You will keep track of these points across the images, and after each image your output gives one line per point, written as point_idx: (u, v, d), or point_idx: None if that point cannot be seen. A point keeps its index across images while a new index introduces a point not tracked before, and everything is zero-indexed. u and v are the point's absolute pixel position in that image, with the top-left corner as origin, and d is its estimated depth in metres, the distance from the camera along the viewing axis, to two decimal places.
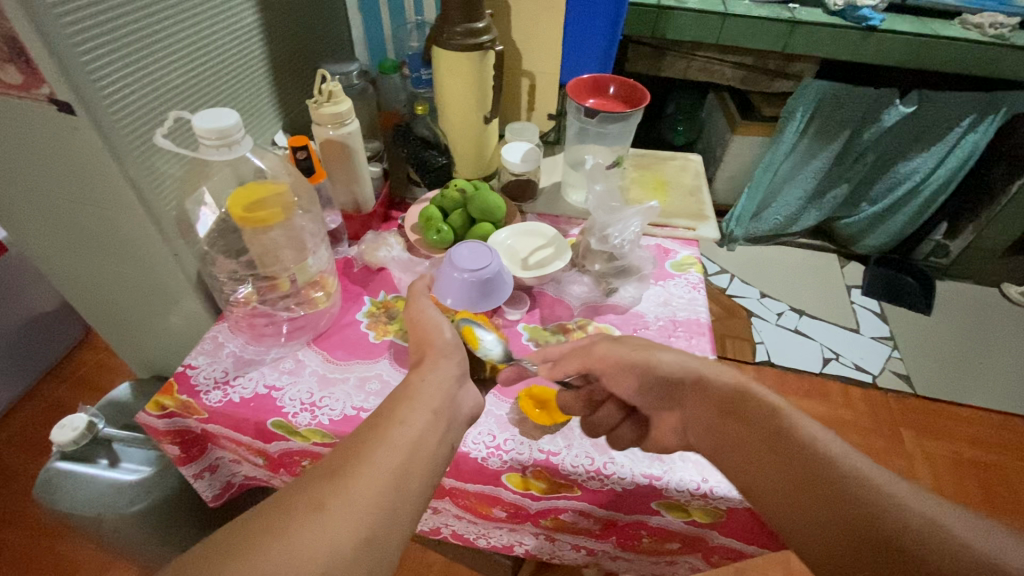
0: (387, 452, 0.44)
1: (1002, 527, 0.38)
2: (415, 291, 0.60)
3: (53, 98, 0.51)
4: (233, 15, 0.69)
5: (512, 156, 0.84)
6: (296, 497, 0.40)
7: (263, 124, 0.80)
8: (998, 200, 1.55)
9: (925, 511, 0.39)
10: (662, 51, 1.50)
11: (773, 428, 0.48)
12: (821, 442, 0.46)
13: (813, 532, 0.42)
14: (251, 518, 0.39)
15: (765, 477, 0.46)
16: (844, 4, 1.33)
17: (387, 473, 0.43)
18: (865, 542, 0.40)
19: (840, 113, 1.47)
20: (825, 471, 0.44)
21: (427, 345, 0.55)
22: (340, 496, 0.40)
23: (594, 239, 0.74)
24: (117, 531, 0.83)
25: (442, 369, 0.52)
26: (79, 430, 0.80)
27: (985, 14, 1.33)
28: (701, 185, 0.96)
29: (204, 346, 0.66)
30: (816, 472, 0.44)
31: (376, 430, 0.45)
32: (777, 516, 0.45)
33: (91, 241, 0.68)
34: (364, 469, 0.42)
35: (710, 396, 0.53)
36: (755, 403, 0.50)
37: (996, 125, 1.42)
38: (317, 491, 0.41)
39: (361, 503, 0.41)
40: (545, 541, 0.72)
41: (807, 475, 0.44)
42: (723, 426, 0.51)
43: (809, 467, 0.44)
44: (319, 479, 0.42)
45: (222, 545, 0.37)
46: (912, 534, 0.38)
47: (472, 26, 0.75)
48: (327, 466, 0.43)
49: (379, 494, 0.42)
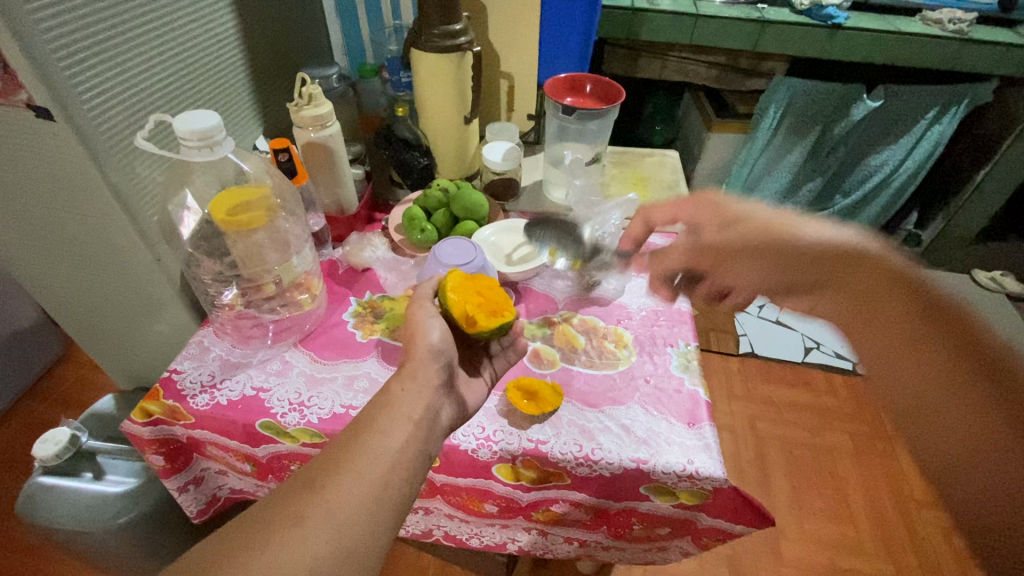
0: (367, 462, 0.44)
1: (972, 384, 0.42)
2: (417, 296, 0.57)
3: (31, 104, 0.51)
4: (211, 18, 0.69)
5: (492, 156, 0.86)
6: (277, 509, 0.41)
7: (244, 128, 0.80)
8: (966, 189, 1.62)
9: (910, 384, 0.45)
10: (637, 52, 1.54)
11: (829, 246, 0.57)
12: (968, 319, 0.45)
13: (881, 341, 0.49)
14: (234, 533, 0.40)
15: (871, 328, 0.50)
16: (810, 4, 1.39)
17: (367, 483, 0.43)
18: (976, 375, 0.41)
19: (812, 109, 1.52)
20: (976, 350, 0.42)
21: (410, 354, 0.52)
22: (321, 507, 0.41)
23: (575, 233, 0.78)
24: (102, 545, 0.82)
25: (426, 378, 0.50)
26: (62, 444, 0.78)
27: (943, 10, 1.40)
28: (679, 179, 0.98)
29: (189, 351, 0.66)
30: (909, 319, 0.47)
31: (358, 437, 0.46)
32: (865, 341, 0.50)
33: (72, 251, 0.67)
34: (345, 479, 0.43)
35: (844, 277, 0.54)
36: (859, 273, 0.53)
37: (959, 115, 1.48)
38: (297, 503, 0.41)
39: (341, 514, 0.41)
40: (536, 535, 0.73)
41: (901, 319, 0.48)
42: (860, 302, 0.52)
43: (883, 291, 0.50)
44: (299, 491, 0.42)
45: (206, 560, 0.38)
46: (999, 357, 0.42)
47: (450, 28, 0.76)
48: (307, 477, 0.43)
49: (360, 504, 0.42)
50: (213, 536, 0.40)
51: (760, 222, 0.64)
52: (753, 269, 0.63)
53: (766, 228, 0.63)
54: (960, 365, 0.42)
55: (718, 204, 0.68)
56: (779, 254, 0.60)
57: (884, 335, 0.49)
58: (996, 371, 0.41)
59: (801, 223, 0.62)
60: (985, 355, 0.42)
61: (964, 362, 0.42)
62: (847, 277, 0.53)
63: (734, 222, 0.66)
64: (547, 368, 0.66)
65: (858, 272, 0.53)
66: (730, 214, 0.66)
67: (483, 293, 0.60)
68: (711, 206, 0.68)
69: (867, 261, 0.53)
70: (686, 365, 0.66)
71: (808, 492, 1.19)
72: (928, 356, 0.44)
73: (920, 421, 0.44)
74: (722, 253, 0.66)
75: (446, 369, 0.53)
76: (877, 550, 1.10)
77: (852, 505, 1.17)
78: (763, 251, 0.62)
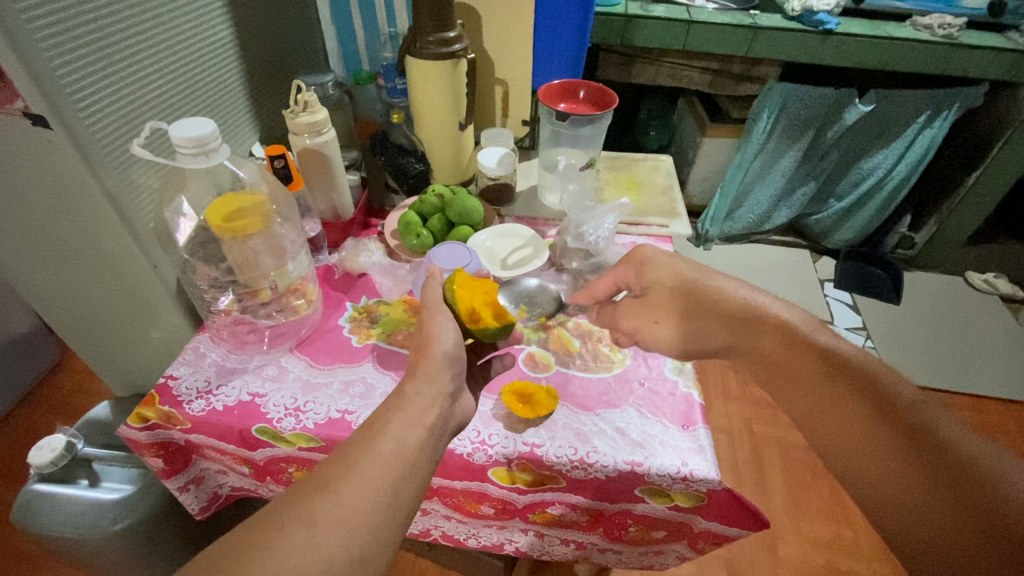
0: (379, 466, 0.43)
1: (911, 452, 0.41)
2: (429, 302, 0.55)
3: (28, 111, 0.51)
4: (205, 27, 0.70)
5: (488, 162, 0.87)
6: (291, 510, 0.40)
7: (240, 135, 0.81)
8: (959, 191, 1.63)
9: (862, 449, 0.43)
10: (630, 58, 1.56)
11: (739, 303, 0.56)
12: (896, 394, 0.45)
13: (811, 405, 0.48)
14: (246, 533, 0.39)
15: (800, 396, 0.49)
16: (801, 10, 1.40)
17: (378, 487, 0.43)
18: (915, 448, 0.41)
19: (805, 113, 1.52)
20: (889, 408, 0.44)
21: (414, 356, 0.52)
22: (334, 510, 0.40)
23: (570, 237, 0.78)
24: (98, 552, 0.81)
25: (428, 383, 0.50)
26: (57, 451, 0.78)
27: (934, 16, 1.41)
28: (673, 184, 0.99)
29: (186, 356, 0.66)
30: (825, 384, 0.48)
31: (359, 441, 0.45)
32: (794, 404, 0.49)
33: (68, 257, 0.67)
34: (358, 482, 0.42)
35: (764, 329, 0.53)
36: (773, 327, 0.53)
37: (950, 120, 1.48)
38: (309, 505, 0.40)
39: (352, 518, 0.41)
40: (533, 537, 0.73)
41: (815, 384, 0.48)
42: (787, 361, 0.51)
43: (790, 354, 0.51)
44: (311, 492, 0.41)
45: (217, 559, 0.37)
46: (937, 437, 0.41)
47: (444, 36, 0.77)
48: (318, 479, 0.42)
49: (372, 509, 0.42)
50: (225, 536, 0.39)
51: (683, 284, 0.59)
52: (666, 333, 0.59)
53: (679, 285, 0.59)
54: (880, 426, 0.43)
55: (640, 267, 0.62)
56: (703, 314, 0.57)
57: (807, 407, 0.48)
58: (916, 429, 0.42)
59: (713, 277, 0.58)
60: (902, 415, 0.43)
61: (884, 424, 0.43)
62: (754, 341, 0.53)
63: (654, 287, 0.61)
64: (542, 372, 0.66)
65: (762, 333, 0.53)
66: (651, 278, 0.61)
67: (488, 294, 0.61)
68: (634, 265, 0.63)
69: (766, 321, 0.53)
70: (681, 368, 0.66)
71: (804, 493, 1.19)
72: (852, 421, 0.45)
73: (864, 493, 0.43)
74: (641, 318, 0.61)
75: (456, 376, 0.53)
76: (874, 552, 1.11)
77: (849, 506, 1.17)
78: (672, 309, 0.59)
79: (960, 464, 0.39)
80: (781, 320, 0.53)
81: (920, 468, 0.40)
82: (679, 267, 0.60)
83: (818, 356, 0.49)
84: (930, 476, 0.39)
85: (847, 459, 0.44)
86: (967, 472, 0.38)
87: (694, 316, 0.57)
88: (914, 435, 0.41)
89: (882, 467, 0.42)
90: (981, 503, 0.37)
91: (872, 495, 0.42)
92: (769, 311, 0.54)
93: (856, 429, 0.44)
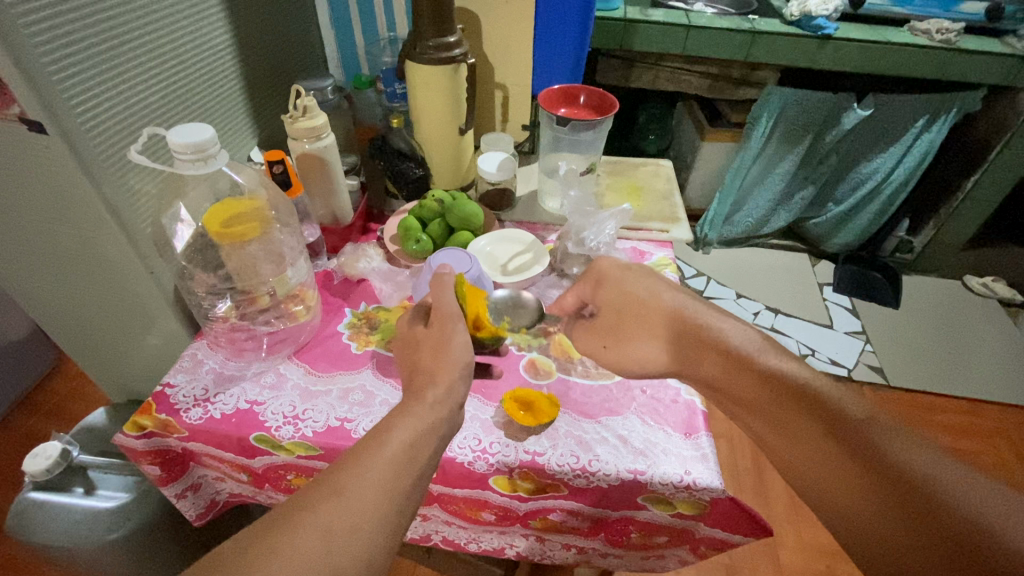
0: (390, 474, 0.43)
1: (874, 470, 0.40)
2: (445, 316, 0.54)
3: (24, 117, 0.51)
4: (203, 33, 0.69)
5: (488, 166, 0.86)
6: (304, 513, 0.39)
7: (239, 141, 0.81)
8: (956, 196, 1.63)
9: (827, 468, 0.42)
10: (629, 62, 1.56)
11: (696, 325, 0.55)
12: (845, 408, 0.44)
13: (770, 429, 0.47)
14: (257, 538, 0.38)
15: (757, 421, 0.48)
16: (799, 15, 1.41)
17: (387, 496, 0.42)
18: (873, 467, 0.40)
19: (803, 117, 1.52)
20: (849, 432, 0.43)
21: (423, 367, 0.52)
22: (347, 518, 0.40)
23: (572, 242, 0.78)
24: (92, 562, 0.80)
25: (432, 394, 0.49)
26: (53, 459, 0.77)
27: (930, 21, 1.42)
28: (673, 188, 0.99)
29: (183, 364, 0.65)
30: (782, 410, 0.46)
31: (363, 448, 0.44)
32: (756, 428, 0.48)
33: (65, 264, 0.67)
34: (370, 489, 0.42)
35: (721, 347, 0.52)
36: (731, 345, 0.52)
37: (948, 124, 1.49)
38: (321, 512, 0.39)
39: (361, 531, 0.40)
40: (534, 541, 0.72)
41: (776, 412, 0.47)
42: (748, 380, 0.50)
43: (739, 377, 0.50)
44: (326, 497, 0.40)
45: (227, 562, 0.36)
46: (891, 452, 0.41)
47: (443, 40, 0.76)
48: (332, 484, 0.41)
49: (381, 514, 0.41)
50: (238, 536, 0.38)
51: (644, 299, 0.59)
52: (659, 355, 0.57)
53: (627, 301, 0.60)
54: (841, 450, 0.42)
55: (598, 282, 0.62)
56: (665, 339, 0.57)
57: (770, 433, 0.47)
58: (879, 456, 0.41)
59: (669, 291, 0.58)
60: (857, 434, 0.42)
61: (844, 450, 0.42)
62: (705, 361, 0.53)
63: (604, 308, 0.62)
64: (544, 379, 0.66)
65: (705, 354, 0.53)
66: (609, 294, 0.61)
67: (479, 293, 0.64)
68: (591, 280, 0.63)
69: (716, 344, 0.53)
70: None
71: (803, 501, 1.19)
72: (807, 442, 0.44)
73: (833, 516, 0.42)
74: (592, 342, 0.63)
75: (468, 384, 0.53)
76: None
77: None
78: (645, 321, 0.58)
79: (922, 486, 0.38)
80: (731, 343, 0.52)
81: (880, 486, 0.40)
82: (629, 285, 0.60)
83: (772, 376, 0.49)
84: (891, 496, 0.39)
85: (811, 483, 0.43)
86: (924, 492, 0.38)
87: (647, 338, 0.58)
88: (867, 451, 0.41)
89: (847, 489, 0.41)
90: (946, 529, 0.36)
91: (842, 519, 0.41)
92: (721, 333, 0.53)
93: (814, 450, 0.44)
